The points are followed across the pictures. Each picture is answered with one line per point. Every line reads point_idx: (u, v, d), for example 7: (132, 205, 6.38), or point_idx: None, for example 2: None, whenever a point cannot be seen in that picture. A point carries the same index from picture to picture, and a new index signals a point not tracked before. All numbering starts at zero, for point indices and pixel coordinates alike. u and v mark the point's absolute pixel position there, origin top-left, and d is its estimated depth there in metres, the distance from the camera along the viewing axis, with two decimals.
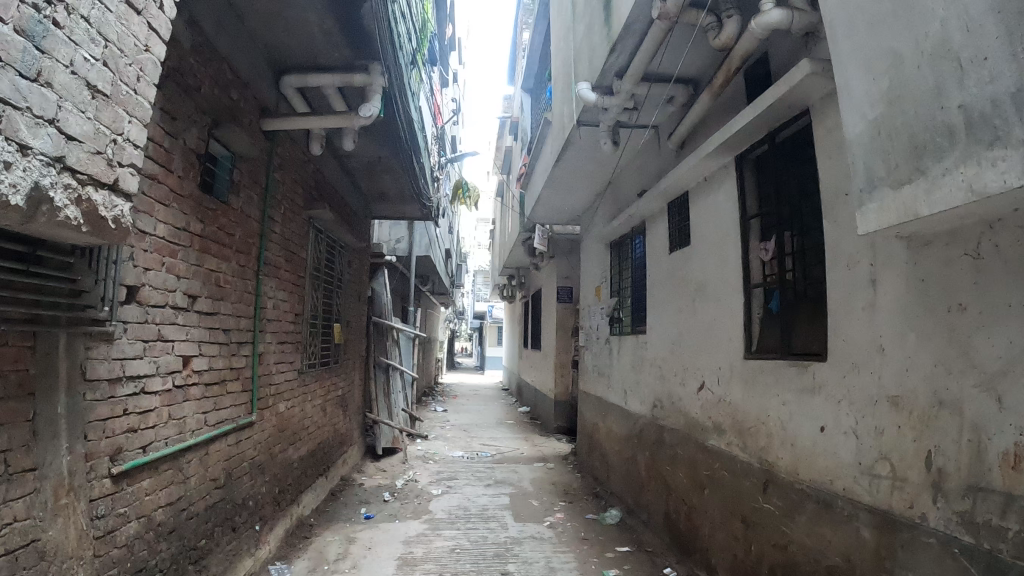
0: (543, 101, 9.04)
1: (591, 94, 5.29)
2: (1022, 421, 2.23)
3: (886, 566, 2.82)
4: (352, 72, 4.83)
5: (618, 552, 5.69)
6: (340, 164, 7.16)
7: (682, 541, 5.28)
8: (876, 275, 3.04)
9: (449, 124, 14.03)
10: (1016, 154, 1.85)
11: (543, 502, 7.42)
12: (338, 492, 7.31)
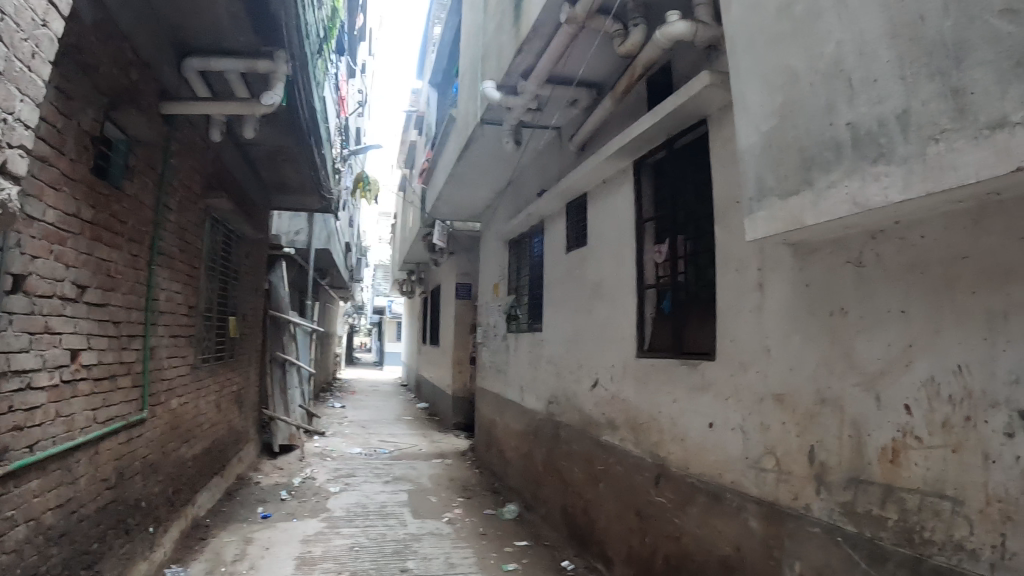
0: (449, 98, 9.06)
1: (495, 93, 5.34)
2: (899, 418, 2.41)
3: (773, 555, 2.98)
4: (257, 58, 4.66)
5: (517, 546, 5.77)
6: (240, 153, 6.96)
7: (580, 535, 5.40)
8: (762, 279, 3.20)
9: (354, 116, 13.82)
10: (899, 170, 2.00)
11: (442, 498, 7.44)
12: (234, 491, 7.09)
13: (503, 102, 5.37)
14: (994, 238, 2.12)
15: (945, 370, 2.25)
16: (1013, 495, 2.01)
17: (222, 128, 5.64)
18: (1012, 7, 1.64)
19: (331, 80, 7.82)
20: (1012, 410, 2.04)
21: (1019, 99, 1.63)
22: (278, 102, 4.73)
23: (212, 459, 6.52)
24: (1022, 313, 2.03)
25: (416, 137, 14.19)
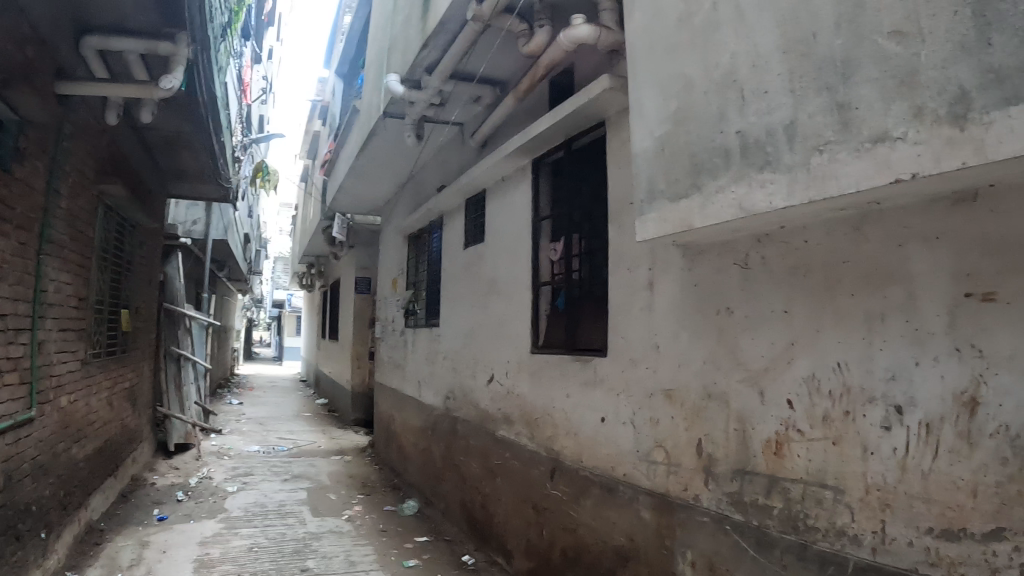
0: (354, 88, 8.92)
1: (399, 86, 5.30)
2: (782, 412, 2.55)
3: (664, 544, 3.08)
4: (157, 39, 4.42)
5: (417, 542, 5.75)
6: (136, 137, 6.63)
7: (479, 529, 5.45)
8: (653, 278, 3.31)
9: (257, 103, 13.39)
10: (784, 178, 2.12)
11: (341, 495, 7.34)
12: (127, 493, 6.76)
13: (407, 96, 5.34)
14: (872, 244, 2.28)
15: (825, 367, 2.40)
16: (891, 484, 2.17)
17: (119, 110, 5.31)
18: (900, 30, 1.80)
19: (232, 65, 7.54)
20: (889, 405, 2.20)
21: (901, 116, 1.78)
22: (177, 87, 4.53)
23: (105, 460, 6.20)
24: (898, 314, 2.19)
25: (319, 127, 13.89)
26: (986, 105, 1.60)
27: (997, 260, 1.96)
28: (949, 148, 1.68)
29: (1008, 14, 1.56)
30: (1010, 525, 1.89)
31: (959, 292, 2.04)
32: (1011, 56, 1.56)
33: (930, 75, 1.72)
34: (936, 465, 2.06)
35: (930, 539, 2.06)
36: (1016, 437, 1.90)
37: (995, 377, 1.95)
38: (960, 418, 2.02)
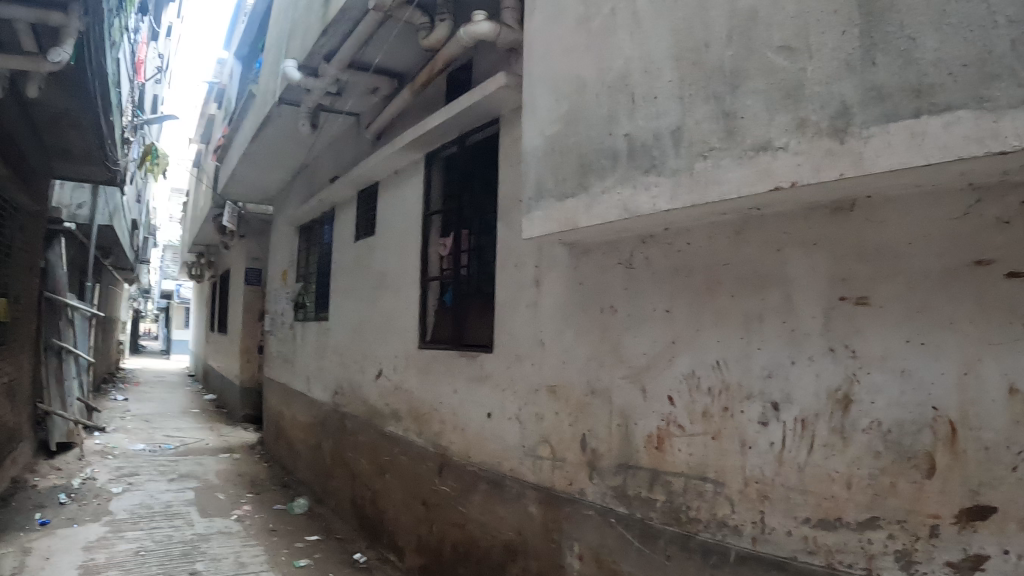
0: (251, 73, 8.62)
1: (296, 72, 5.15)
2: (663, 408, 2.64)
3: (552, 538, 3.13)
4: (48, 8, 4.07)
5: (308, 541, 5.62)
6: (19, 112, 6.14)
7: (370, 526, 5.38)
8: (539, 275, 3.35)
9: (150, 82, 12.72)
10: (667, 182, 2.19)
11: (230, 494, 7.08)
12: (8, 496, 6.24)
13: (303, 83, 5.19)
14: (752, 248, 2.39)
15: (704, 365, 2.50)
16: (769, 477, 2.29)
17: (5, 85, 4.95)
18: (789, 45, 1.90)
19: (127, 39, 7.12)
20: (765, 401, 2.31)
21: (785, 126, 1.88)
22: (67, 61, 4.33)
23: None
24: (775, 315, 2.31)
25: (215, 111, 13.36)
26: (866, 120, 1.72)
27: (869, 266, 2.10)
28: (829, 159, 1.78)
29: (895, 36, 1.69)
30: (883, 513, 2.03)
31: (834, 295, 2.17)
32: (895, 75, 1.68)
33: (816, 89, 1.83)
34: (812, 458, 2.19)
35: (808, 528, 2.18)
36: (888, 431, 2.05)
37: (868, 376, 2.09)
38: (834, 414, 2.15)
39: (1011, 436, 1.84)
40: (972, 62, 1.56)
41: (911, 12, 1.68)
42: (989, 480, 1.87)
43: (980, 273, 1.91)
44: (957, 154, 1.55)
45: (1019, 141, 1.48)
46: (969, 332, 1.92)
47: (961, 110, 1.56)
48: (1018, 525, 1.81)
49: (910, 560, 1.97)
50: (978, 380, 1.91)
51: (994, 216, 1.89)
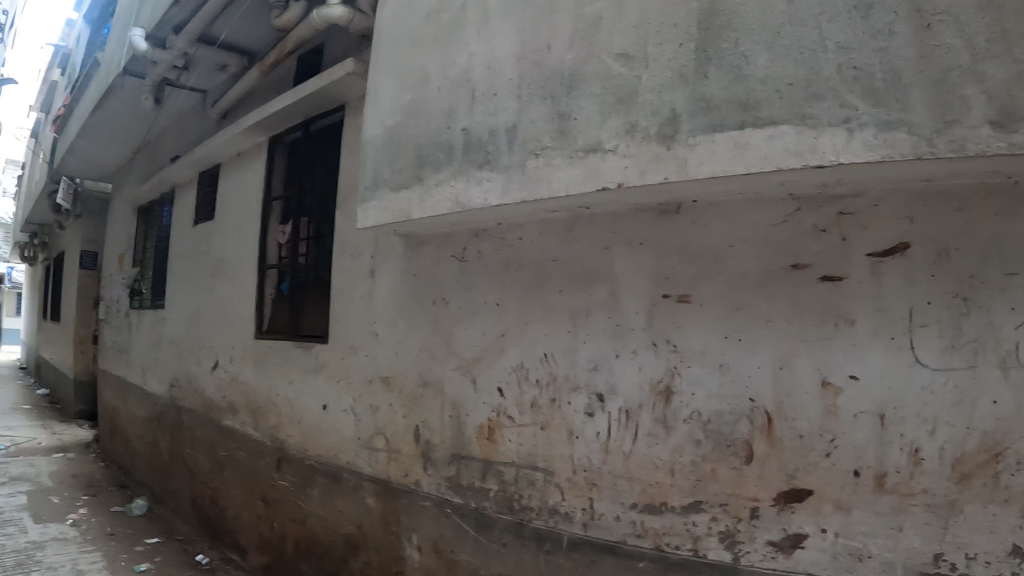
0: (98, 39, 7.99)
1: (143, 43, 4.82)
2: (493, 399, 2.69)
3: (391, 530, 3.12)
4: None
5: (148, 544, 5.28)
6: None
7: (212, 525, 5.13)
8: (374, 266, 3.29)
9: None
10: (499, 177, 2.22)
11: (64, 497, 6.51)
12: None
13: (149, 54, 4.87)
14: (581, 246, 2.47)
15: (533, 357, 2.57)
16: (596, 465, 2.39)
17: None
18: (626, 53, 2.00)
19: None
20: (591, 393, 2.41)
21: (615, 130, 1.97)
22: None
23: None
24: (601, 311, 2.41)
25: (57, 78, 12.37)
26: (693, 129, 1.83)
27: (690, 266, 2.24)
28: (654, 164, 1.88)
29: (729, 52, 1.84)
30: (705, 497, 2.19)
31: (657, 292, 2.30)
32: (724, 89, 1.82)
33: (647, 96, 1.93)
34: (636, 447, 2.31)
35: (635, 513, 2.30)
36: (708, 421, 2.20)
37: (687, 369, 2.23)
38: (656, 405, 2.28)
39: (822, 425, 2.05)
40: (797, 81, 1.74)
41: (744, 32, 1.83)
42: (803, 466, 2.07)
43: (796, 276, 2.09)
44: (777, 165, 1.72)
45: (834, 156, 1.68)
46: (784, 329, 2.10)
47: (783, 125, 1.73)
48: (833, 506, 2.03)
49: (733, 540, 2.14)
50: (791, 374, 2.09)
51: (810, 224, 2.08)
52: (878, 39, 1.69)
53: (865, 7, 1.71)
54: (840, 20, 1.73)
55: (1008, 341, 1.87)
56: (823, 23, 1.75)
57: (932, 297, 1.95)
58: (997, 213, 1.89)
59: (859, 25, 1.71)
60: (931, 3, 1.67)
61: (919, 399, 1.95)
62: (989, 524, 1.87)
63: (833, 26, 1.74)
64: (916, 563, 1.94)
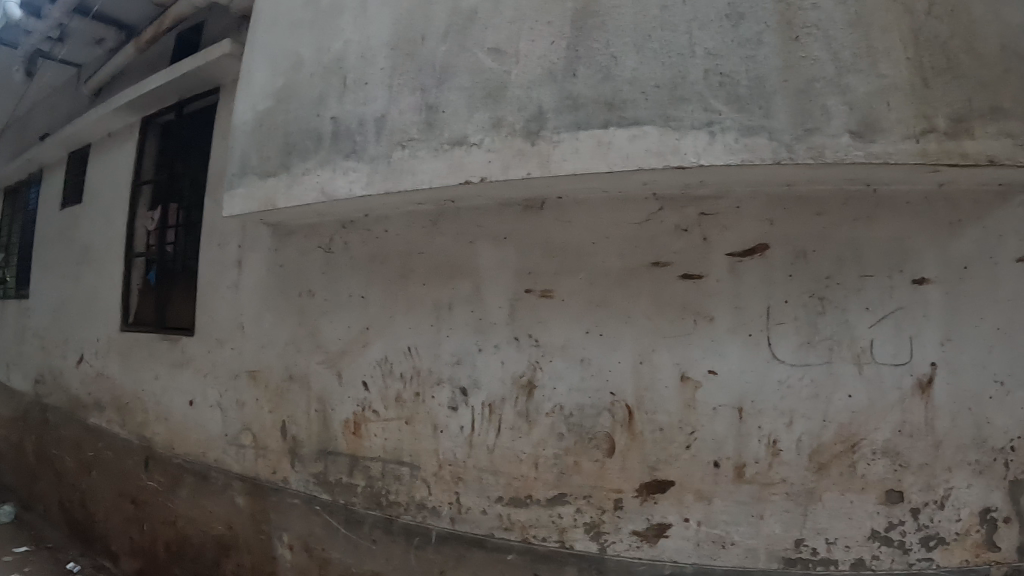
0: None
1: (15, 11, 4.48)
2: (358, 393, 2.64)
3: (261, 529, 3.03)
4: None
5: (13, 554, 4.90)
6: None
7: (82, 531, 4.81)
8: (241, 256, 3.16)
9: None
10: (365, 168, 2.18)
11: None
12: None
13: (23, 24, 4.53)
14: (446, 239, 2.43)
15: (396, 350, 2.54)
16: (461, 459, 2.40)
17: None
18: (498, 48, 2.00)
19: None
20: (454, 387, 2.41)
21: (480, 124, 1.97)
22: None
23: None
24: (464, 305, 2.40)
25: None
26: (557, 126, 1.85)
27: (553, 262, 2.26)
28: (517, 159, 1.89)
29: (599, 52, 1.87)
30: (569, 490, 2.24)
31: (520, 287, 2.31)
32: (591, 87, 1.84)
33: (516, 92, 1.94)
34: (499, 440, 2.33)
35: (501, 506, 2.32)
36: (570, 415, 2.24)
37: (549, 363, 2.26)
38: (519, 399, 2.30)
39: (682, 418, 2.13)
40: (663, 84, 1.79)
41: (615, 33, 1.87)
42: (663, 457, 2.14)
43: (656, 273, 2.16)
44: (637, 164, 1.77)
45: (695, 157, 1.74)
46: (643, 325, 2.16)
47: (646, 125, 1.77)
48: (695, 496, 2.13)
49: (599, 531, 2.20)
50: (651, 368, 2.16)
51: (673, 223, 2.14)
52: (746, 47, 1.79)
53: (736, 17, 1.81)
54: (709, 28, 1.82)
55: (862, 339, 2.06)
56: (693, 29, 1.82)
57: (789, 296, 2.08)
58: (853, 219, 2.06)
59: (729, 33, 1.81)
60: (801, 16, 1.81)
61: (776, 392, 2.08)
62: (847, 511, 2.07)
63: (704, 32, 1.82)
64: (779, 549, 2.09)
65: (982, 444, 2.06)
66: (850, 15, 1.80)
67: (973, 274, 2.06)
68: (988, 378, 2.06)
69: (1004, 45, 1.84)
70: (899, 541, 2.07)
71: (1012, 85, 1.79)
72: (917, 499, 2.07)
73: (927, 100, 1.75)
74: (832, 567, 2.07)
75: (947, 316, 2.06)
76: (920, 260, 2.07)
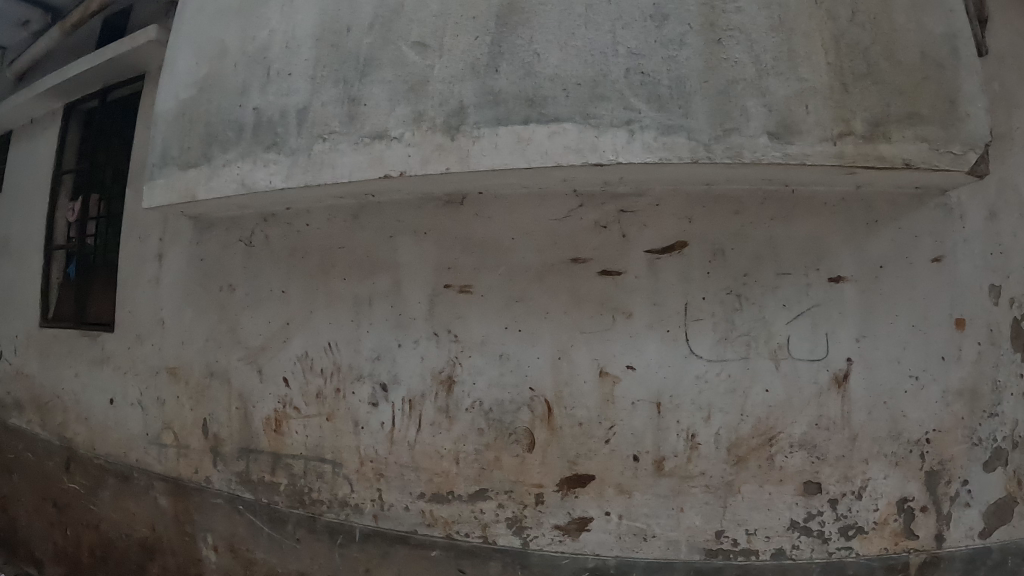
0: None
1: None
2: (278, 390, 2.60)
3: (186, 530, 2.98)
4: None
5: None
6: None
7: None
8: (162, 248, 3.08)
9: None
10: (285, 160, 2.15)
11: None
12: None
13: None
14: (367, 234, 2.39)
15: (317, 346, 2.50)
16: (382, 455, 2.39)
17: None
18: (422, 42, 1.99)
19: None
20: (374, 383, 2.40)
21: (402, 118, 1.96)
22: None
23: None
24: (383, 300, 2.38)
25: None
26: (477, 121, 1.85)
27: (473, 257, 2.26)
28: (437, 153, 1.89)
29: (522, 48, 1.87)
30: (491, 485, 2.27)
31: (439, 283, 2.30)
32: (513, 83, 1.85)
33: (438, 86, 1.93)
34: (420, 436, 2.34)
35: (424, 502, 2.35)
36: (489, 410, 2.25)
37: (468, 359, 2.27)
38: (438, 394, 2.31)
39: (601, 413, 2.17)
40: (585, 81, 1.81)
41: (539, 30, 1.87)
42: (583, 452, 2.19)
43: (576, 269, 2.17)
44: (556, 160, 1.78)
45: (614, 155, 1.77)
46: (562, 320, 2.19)
47: (566, 123, 1.79)
48: (615, 490, 2.18)
49: (521, 525, 2.24)
50: (569, 363, 2.19)
51: (593, 220, 2.15)
52: (669, 48, 1.81)
53: (660, 18, 1.82)
54: (633, 27, 1.83)
55: (779, 335, 2.12)
56: (617, 28, 1.83)
57: (707, 293, 2.13)
58: (771, 218, 2.12)
59: (652, 33, 1.82)
60: (724, 19, 1.83)
61: (693, 387, 2.13)
62: (766, 502, 2.14)
63: (627, 32, 1.83)
64: (700, 541, 2.16)
65: (899, 436, 2.14)
66: (774, 20, 1.83)
67: (888, 273, 2.14)
68: (903, 373, 2.14)
69: (922, 53, 1.87)
70: (819, 531, 2.15)
71: (928, 92, 1.84)
72: (835, 489, 2.14)
73: (845, 105, 1.80)
74: (753, 556, 2.15)
75: (862, 313, 2.13)
76: (833, 259, 2.13)
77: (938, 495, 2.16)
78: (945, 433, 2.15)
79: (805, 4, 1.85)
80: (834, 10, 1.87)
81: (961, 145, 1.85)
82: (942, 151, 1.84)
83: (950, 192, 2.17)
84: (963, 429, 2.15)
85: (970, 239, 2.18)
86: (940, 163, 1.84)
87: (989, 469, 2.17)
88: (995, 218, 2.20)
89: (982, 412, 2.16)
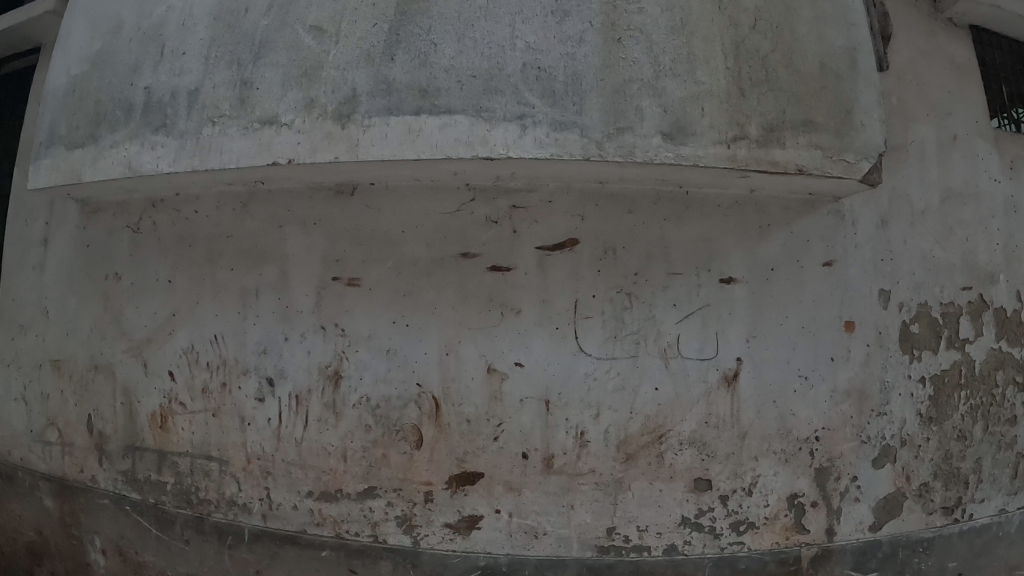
0: None
1: None
2: (164, 385, 2.49)
3: (73, 533, 2.84)
4: None
5: None
6: None
7: None
8: (48, 233, 2.91)
9: None
10: (174, 143, 2.05)
11: None
12: None
13: None
14: (258, 223, 2.32)
15: (203, 339, 2.41)
16: (269, 453, 2.32)
17: None
18: (319, 26, 1.93)
19: None
20: (261, 377, 2.32)
21: (293, 104, 1.90)
22: None
23: None
24: (270, 292, 2.31)
25: None
26: (368, 111, 1.82)
27: (363, 249, 2.22)
28: (326, 141, 1.85)
29: (419, 38, 1.83)
30: (379, 483, 2.23)
31: (327, 275, 2.24)
32: (407, 73, 1.81)
33: (331, 73, 1.88)
34: (307, 433, 2.28)
35: (312, 501, 2.29)
36: (376, 406, 2.22)
37: (355, 354, 2.23)
38: (325, 389, 2.25)
39: (488, 411, 2.16)
40: (480, 74, 1.78)
41: (439, 20, 1.84)
42: (471, 449, 2.17)
43: (465, 265, 2.16)
44: (446, 153, 1.76)
45: (503, 148, 1.75)
46: (450, 316, 2.16)
47: (459, 115, 1.77)
48: (503, 487, 2.17)
49: (411, 524, 2.22)
50: (457, 359, 2.16)
51: (483, 215, 2.14)
52: (567, 45, 1.79)
53: (560, 14, 1.80)
54: (533, 23, 1.81)
55: (668, 335, 2.15)
56: (516, 22, 1.81)
57: (597, 291, 2.14)
58: (663, 219, 2.15)
59: (552, 29, 1.80)
60: (626, 19, 1.82)
61: (581, 385, 2.14)
62: (656, 499, 2.17)
63: (526, 27, 1.81)
64: (590, 538, 2.17)
65: (787, 434, 2.20)
66: (674, 22, 1.83)
67: (779, 275, 2.19)
68: (792, 373, 2.19)
69: (822, 63, 1.92)
70: (710, 527, 2.19)
71: (825, 102, 1.90)
72: (726, 486, 2.18)
73: (740, 110, 1.82)
74: (645, 553, 2.17)
75: (750, 313, 2.18)
76: (724, 260, 2.17)
77: (828, 491, 2.23)
78: (834, 431, 2.22)
79: (708, 8, 1.86)
80: (737, 16, 1.88)
81: (855, 154, 1.92)
82: (836, 159, 1.90)
83: (843, 200, 2.25)
84: (851, 427, 2.23)
85: (860, 246, 2.26)
86: (833, 170, 1.91)
87: (877, 466, 2.26)
88: (887, 226, 2.30)
89: (871, 412, 2.24)
